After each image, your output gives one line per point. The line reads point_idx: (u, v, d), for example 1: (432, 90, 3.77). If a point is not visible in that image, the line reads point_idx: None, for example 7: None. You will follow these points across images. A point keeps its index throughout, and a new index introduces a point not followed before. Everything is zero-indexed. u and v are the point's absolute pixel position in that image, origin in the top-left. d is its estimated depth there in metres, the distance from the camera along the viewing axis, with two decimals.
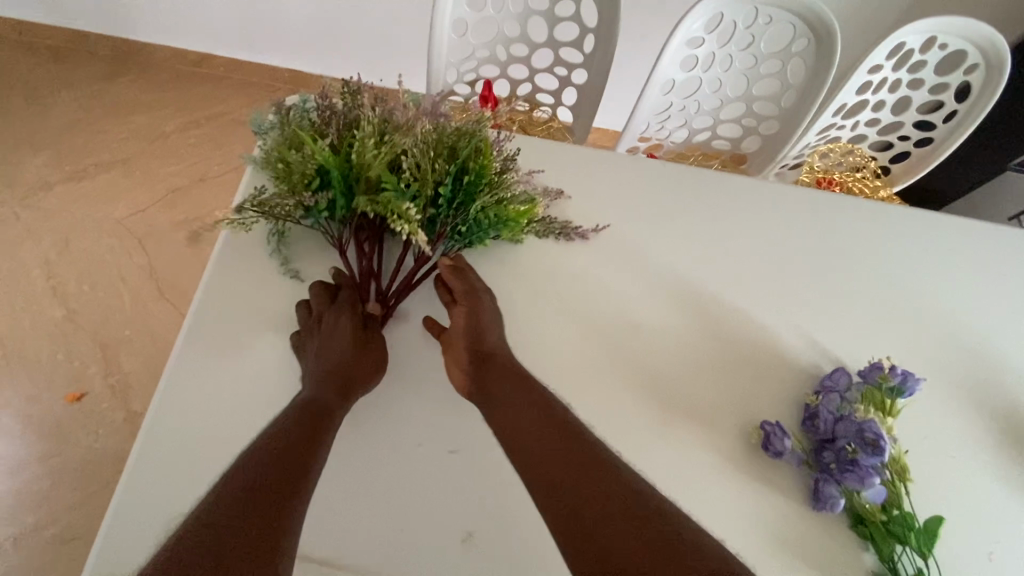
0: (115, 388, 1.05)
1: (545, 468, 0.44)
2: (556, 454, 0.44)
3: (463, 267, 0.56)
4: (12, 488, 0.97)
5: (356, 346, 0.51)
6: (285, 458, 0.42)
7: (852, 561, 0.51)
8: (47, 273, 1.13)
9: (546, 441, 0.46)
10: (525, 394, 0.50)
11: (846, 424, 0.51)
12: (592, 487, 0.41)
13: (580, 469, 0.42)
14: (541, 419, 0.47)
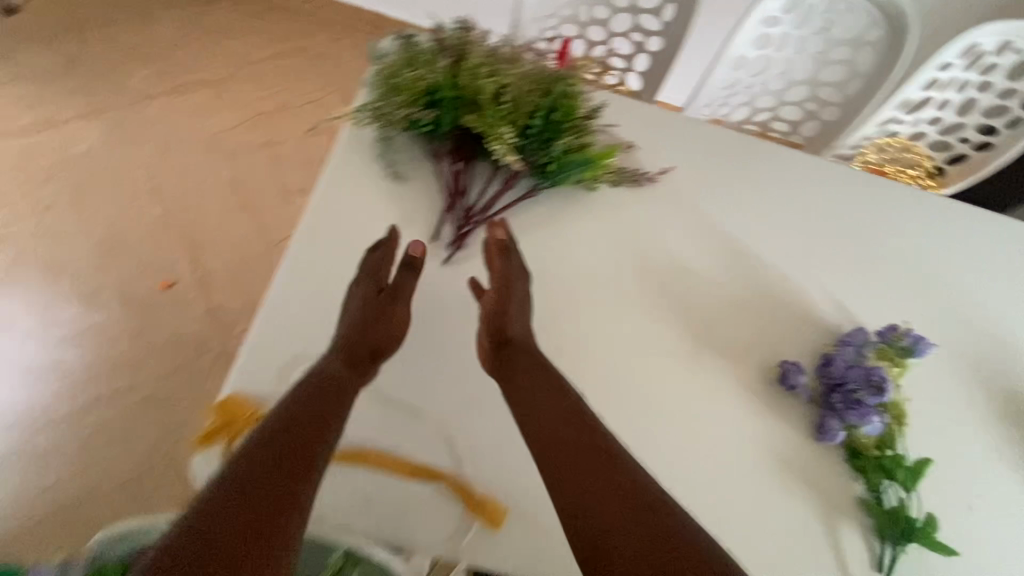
0: (200, 283, 1.18)
1: (555, 449, 0.44)
2: (570, 441, 0.45)
3: (508, 245, 0.56)
4: (110, 354, 1.12)
5: (376, 313, 0.53)
6: (304, 425, 0.42)
7: (844, 485, 0.59)
8: (147, 174, 1.26)
9: (562, 426, 0.46)
10: (546, 379, 0.50)
11: (856, 371, 0.58)
12: (602, 479, 0.41)
13: (593, 460, 0.43)
14: (560, 408, 0.48)
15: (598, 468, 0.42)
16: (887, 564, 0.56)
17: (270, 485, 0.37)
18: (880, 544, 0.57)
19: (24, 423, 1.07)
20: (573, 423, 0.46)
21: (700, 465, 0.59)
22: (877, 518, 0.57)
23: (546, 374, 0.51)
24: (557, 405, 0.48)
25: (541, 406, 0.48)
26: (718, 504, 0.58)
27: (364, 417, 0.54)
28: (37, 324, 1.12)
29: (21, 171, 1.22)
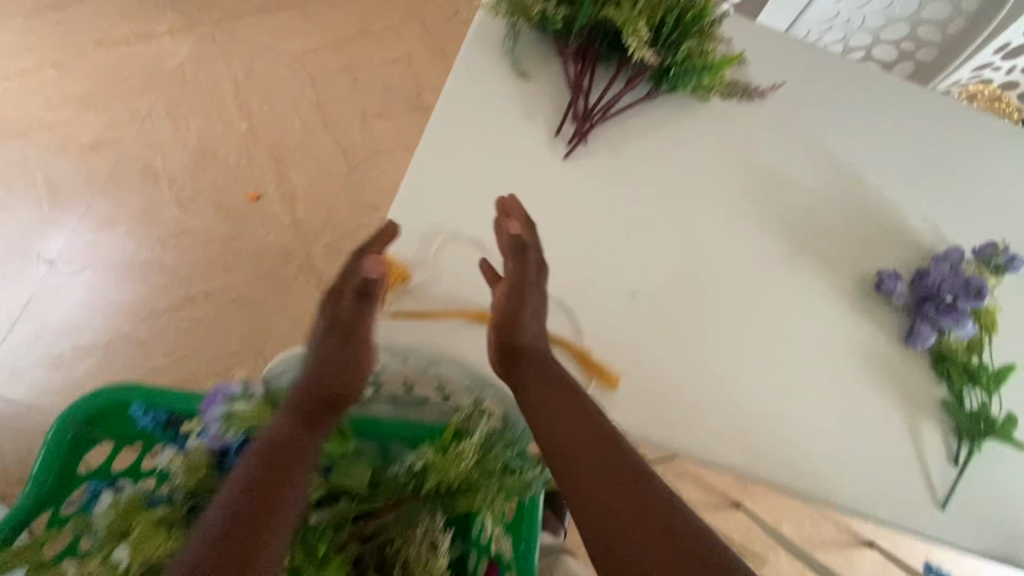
0: (286, 197, 1.24)
1: (581, 474, 0.48)
2: (597, 467, 0.48)
3: (523, 241, 0.56)
4: (203, 257, 1.18)
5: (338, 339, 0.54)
6: (272, 478, 0.44)
7: (928, 389, 0.63)
8: (235, 90, 1.29)
9: (586, 452, 0.49)
10: (571, 400, 0.53)
11: (953, 280, 0.61)
12: (632, 503, 0.45)
13: (625, 483, 0.46)
14: (577, 419, 0.51)
15: (624, 496, 0.46)
16: (962, 460, 0.61)
17: (233, 533, 0.40)
18: (957, 443, 0.61)
19: (120, 314, 1.12)
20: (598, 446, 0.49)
21: (797, 360, 0.62)
22: (956, 417, 0.61)
23: (565, 393, 0.53)
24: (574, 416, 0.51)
25: (562, 427, 0.51)
26: (812, 396, 0.62)
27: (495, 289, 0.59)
28: (135, 226, 1.18)
29: (116, 80, 1.26)
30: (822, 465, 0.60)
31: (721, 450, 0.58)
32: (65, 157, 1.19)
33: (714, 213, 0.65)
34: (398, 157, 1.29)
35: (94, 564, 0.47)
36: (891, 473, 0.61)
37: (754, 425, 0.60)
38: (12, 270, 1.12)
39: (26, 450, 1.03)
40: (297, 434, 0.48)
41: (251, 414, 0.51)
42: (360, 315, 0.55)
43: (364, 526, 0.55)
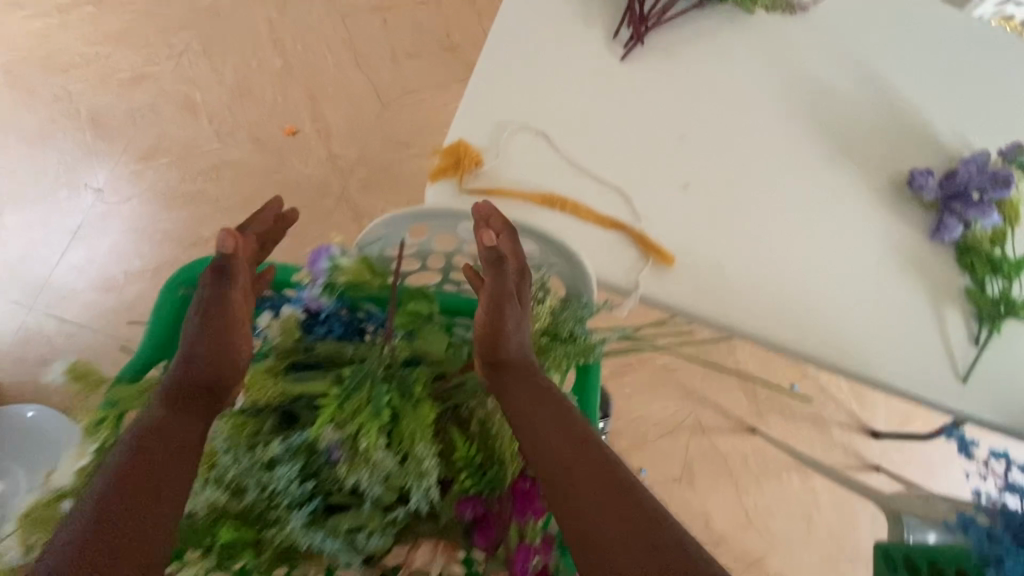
0: (321, 133, 1.27)
1: (568, 489, 0.47)
2: (581, 480, 0.46)
3: (498, 251, 0.54)
4: (244, 190, 1.22)
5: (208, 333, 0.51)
6: (143, 474, 0.43)
7: (952, 279, 0.69)
8: (269, 27, 1.30)
9: (573, 463, 0.48)
10: (556, 411, 0.52)
11: (979, 176, 0.67)
12: (616, 517, 0.43)
13: (611, 496, 0.45)
14: (563, 428, 0.50)
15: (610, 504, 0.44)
16: (983, 340, 0.66)
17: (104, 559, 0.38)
18: (978, 325, 0.67)
19: (167, 242, 1.17)
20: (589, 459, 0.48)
21: (834, 251, 0.67)
22: (978, 302, 0.67)
23: (551, 402, 0.52)
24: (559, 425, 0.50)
25: (547, 434, 0.50)
26: (847, 283, 0.67)
27: (561, 175, 0.63)
28: (178, 159, 1.21)
29: (153, 15, 1.27)
30: (855, 344, 0.66)
31: (766, 326, 0.64)
32: (108, 90, 1.22)
33: (758, 117, 0.69)
34: (429, 97, 1.31)
35: None
36: (917, 352, 0.66)
37: (793, 305, 0.65)
38: (63, 198, 1.16)
39: (85, 367, 1.09)
40: (171, 423, 0.47)
41: (352, 270, 0.56)
42: (218, 294, 0.52)
43: (442, 385, 0.60)
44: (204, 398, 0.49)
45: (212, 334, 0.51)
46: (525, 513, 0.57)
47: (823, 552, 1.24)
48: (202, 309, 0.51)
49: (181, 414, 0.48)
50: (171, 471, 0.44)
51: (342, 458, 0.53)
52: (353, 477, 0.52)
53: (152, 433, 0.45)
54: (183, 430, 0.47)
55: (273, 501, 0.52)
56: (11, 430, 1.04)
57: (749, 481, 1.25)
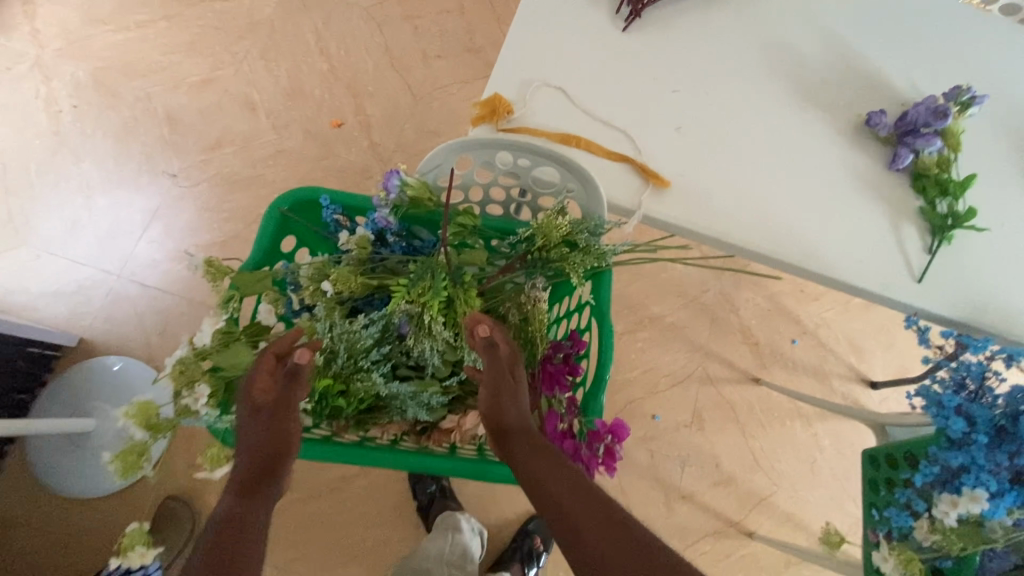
0: (363, 124, 1.45)
1: (575, 532, 0.57)
2: (585, 522, 0.57)
3: (495, 339, 0.65)
4: (297, 174, 1.39)
5: (265, 426, 0.59)
6: (228, 557, 0.52)
7: (907, 201, 0.82)
8: (316, 37, 1.50)
9: (575, 507, 0.58)
10: (557, 464, 0.62)
11: (923, 113, 0.80)
12: (617, 547, 0.55)
13: (620, 539, 0.56)
14: (564, 476, 0.61)
15: (613, 537, 0.56)
16: (934, 249, 0.79)
17: None
18: (932, 238, 0.79)
19: (232, 218, 1.34)
20: (588, 503, 0.59)
21: (804, 181, 0.81)
22: (929, 217, 0.79)
23: (550, 455, 0.62)
24: (560, 474, 0.61)
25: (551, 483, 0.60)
26: (816, 206, 0.81)
27: (577, 121, 0.79)
28: (240, 148, 1.39)
29: (218, 28, 1.47)
30: (823, 254, 0.79)
31: (745, 239, 0.78)
32: (181, 92, 1.42)
33: (738, 75, 0.84)
34: (456, 92, 1.49)
35: (310, 292, 0.68)
36: (878, 261, 0.79)
37: (768, 221, 0.79)
38: (143, 182, 1.35)
39: (162, 324, 1.25)
40: (244, 509, 0.56)
41: (417, 187, 0.69)
42: (278, 394, 0.60)
43: (482, 288, 0.75)
44: (268, 482, 0.59)
45: (264, 423, 0.59)
46: (552, 388, 0.75)
47: (827, 492, 1.33)
48: (255, 407, 0.59)
49: (250, 502, 0.57)
50: (250, 553, 0.53)
51: (410, 332, 0.68)
52: (418, 345, 0.67)
53: (230, 519, 0.55)
54: (254, 516, 0.56)
55: (357, 365, 0.66)
56: (99, 377, 1.19)
57: (755, 427, 1.35)
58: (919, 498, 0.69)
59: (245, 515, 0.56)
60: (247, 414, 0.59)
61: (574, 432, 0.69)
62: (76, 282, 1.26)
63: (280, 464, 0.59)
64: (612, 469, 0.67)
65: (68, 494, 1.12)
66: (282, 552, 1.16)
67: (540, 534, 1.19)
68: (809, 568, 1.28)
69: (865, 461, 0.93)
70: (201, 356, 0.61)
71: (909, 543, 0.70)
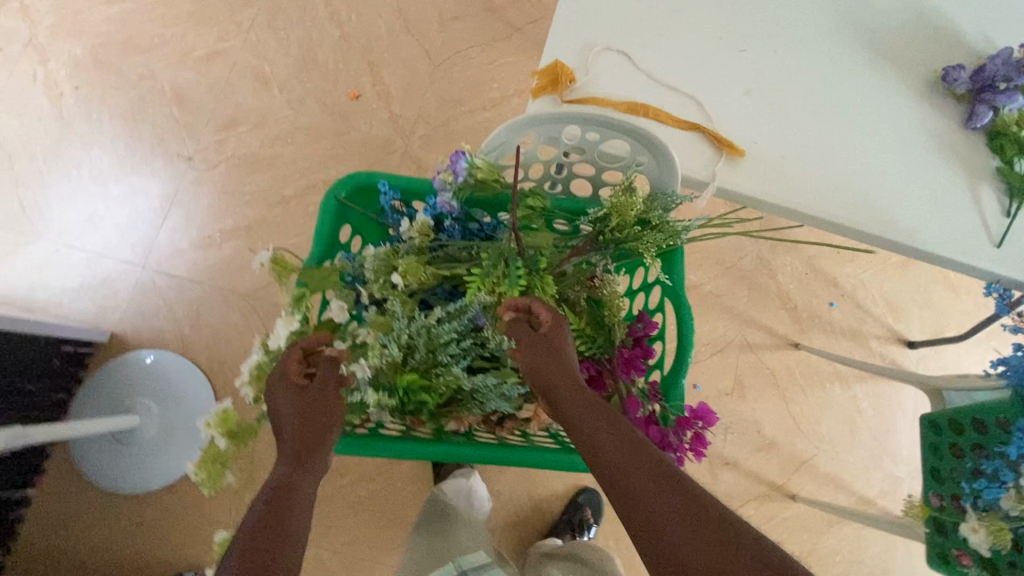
0: (381, 95, 1.37)
1: (630, 495, 0.50)
2: (643, 484, 0.50)
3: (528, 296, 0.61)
4: (316, 151, 1.33)
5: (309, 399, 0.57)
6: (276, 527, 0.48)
7: (983, 161, 0.78)
8: (325, 1, 1.40)
9: (630, 468, 0.51)
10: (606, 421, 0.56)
11: (1002, 68, 0.76)
12: (674, 510, 0.48)
13: (678, 502, 0.48)
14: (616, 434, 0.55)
15: (670, 496, 0.48)
16: (1012, 212, 0.76)
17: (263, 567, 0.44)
18: (1009, 200, 0.77)
19: (255, 202, 1.29)
20: (648, 468, 0.51)
21: (876, 142, 0.77)
22: (1007, 177, 0.76)
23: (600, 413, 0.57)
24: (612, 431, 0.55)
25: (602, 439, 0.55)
26: (890, 169, 0.77)
27: (644, 88, 0.74)
28: (255, 127, 1.32)
29: None
30: (900, 223, 0.76)
31: (822, 208, 0.75)
32: (186, 67, 1.33)
33: (807, 31, 0.79)
34: (476, 56, 1.40)
35: (380, 286, 0.65)
36: (954, 226, 0.76)
37: (843, 188, 0.76)
38: (157, 167, 1.29)
39: (194, 315, 1.22)
40: (298, 479, 0.53)
41: (486, 169, 0.64)
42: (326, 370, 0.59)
43: (558, 272, 0.70)
44: (316, 452, 0.56)
45: (307, 397, 0.57)
46: (630, 372, 0.72)
47: (866, 452, 1.34)
48: (298, 381, 0.58)
49: (299, 472, 0.54)
50: (298, 516, 0.50)
51: (487, 323, 0.66)
52: (496, 337, 0.65)
53: (281, 488, 0.52)
54: (302, 486, 0.53)
55: (437, 359, 0.66)
56: (135, 373, 1.17)
57: (795, 392, 1.36)
58: (1007, 469, 0.70)
59: (293, 487, 0.53)
60: (290, 388, 0.57)
61: (658, 417, 0.69)
62: (101, 275, 1.22)
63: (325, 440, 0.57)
64: (701, 454, 0.66)
65: (120, 490, 1.12)
66: (334, 536, 1.16)
67: (590, 507, 1.21)
68: (850, 527, 1.30)
69: (925, 426, 0.92)
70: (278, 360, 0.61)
71: (995, 512, 0.72)
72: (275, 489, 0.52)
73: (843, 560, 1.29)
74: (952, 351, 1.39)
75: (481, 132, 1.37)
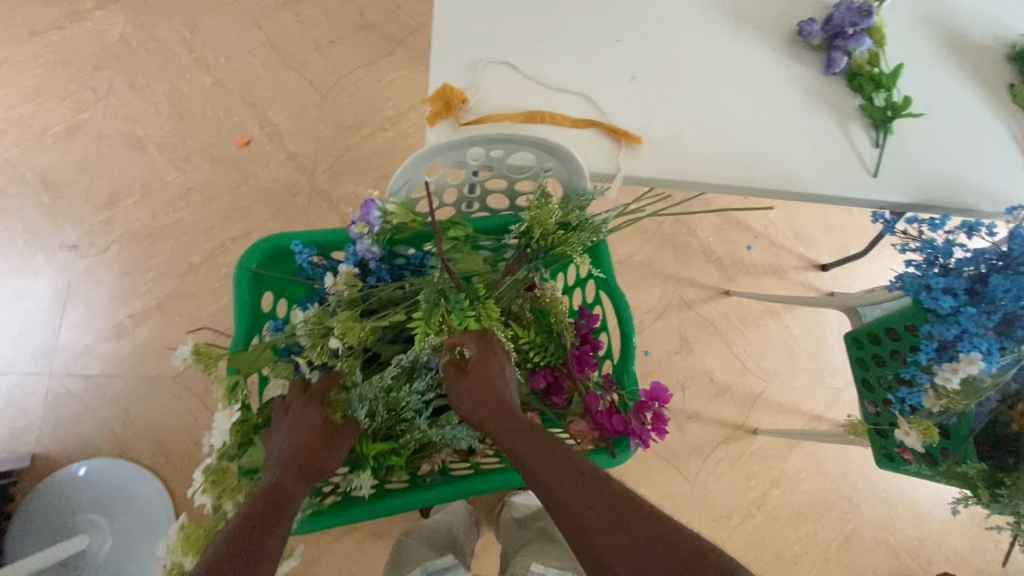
0: (272, 135, 1.29)
1: (560, 500, 0.53)
2: (571, 489, 0.54)
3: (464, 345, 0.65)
4: (214, 208, 1.24)
5: (328, 424, 0.61)
6: (263, 526, 0.51)
7: (848, 101, 0.85)
8: (188, 49, 1.32)
9: (558, 478, 0.55)
10: (534, 438, 0.59)
11: (847, 15, 0.82)
12: (599, 507, 0.51)
13: (603, 500, 0.52)
14: (545, 448, 0.58)
15: (591, 499, 0.52)
16: (881, 141, 0.83)
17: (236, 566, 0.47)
18: (876, 131, 0.83)
19: (162, 276, 1.20)
20: (575, 472, 0.55)
21: (755, 102, 0.82)
22: (871, 112, 0.83)
23: (532, 433, 0.60)
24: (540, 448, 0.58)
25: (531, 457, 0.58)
26: (772, 125, 0.82)
27: (535, 95, 0.75)
28: (141, 197, 1.23)
29: (66, 64, 1.28)
30: (791, 174, 0.81)
31: (721, 174, 0.78)
32: (48, 148, 1.23)
33: (671, 12, 0.83)
34: (363, 77, 1.34)
35: (316, 351, 0.62)
36: (836, 166, 0.82)
37: (737, 150, 0.80)
38: (40, 263, 1.18)
39: (122, 411, 1.13)
40: (293, 489, 0.56)
41: (399, 212, 0.63)
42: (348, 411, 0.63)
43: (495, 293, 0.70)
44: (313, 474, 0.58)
45: (323, 421, 0.61)
46: (584, 369, 0.74)
47: (809, 373, 1.45)
48: (322, 399, 0.62)
49: (296, 483, 0.56)
50: (282, 526, 0.52)
51: (441, 363, 0.68)
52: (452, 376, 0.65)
53: (280, 493, 0.54)
54: (294, 498, 0.55)
55: (401, 416, 0.68)
56: (73, 490, 1.08)
57: (735, 335, 1.45)
58: (923, 373, 0.80)
59: (286, 495, 0.55)
60: (314, 403, 0.62)
61: (617, 406, 0.72)
62: (4, 394, 1.12)
63: (322, 467, 0.59)
64: (663, 432, 0.70)
65: None
66: None
67: None
68: (809, 444, 1.42)
69: (849, 342, 0.99)
70: (227, 457, 0.60)
71: (922, 413, 0.82)
72: (277, 489, 0.55)
73: (809, 476, 1.40)
74: (863, 266, 1.51)
75: (387, 152, 1.31)
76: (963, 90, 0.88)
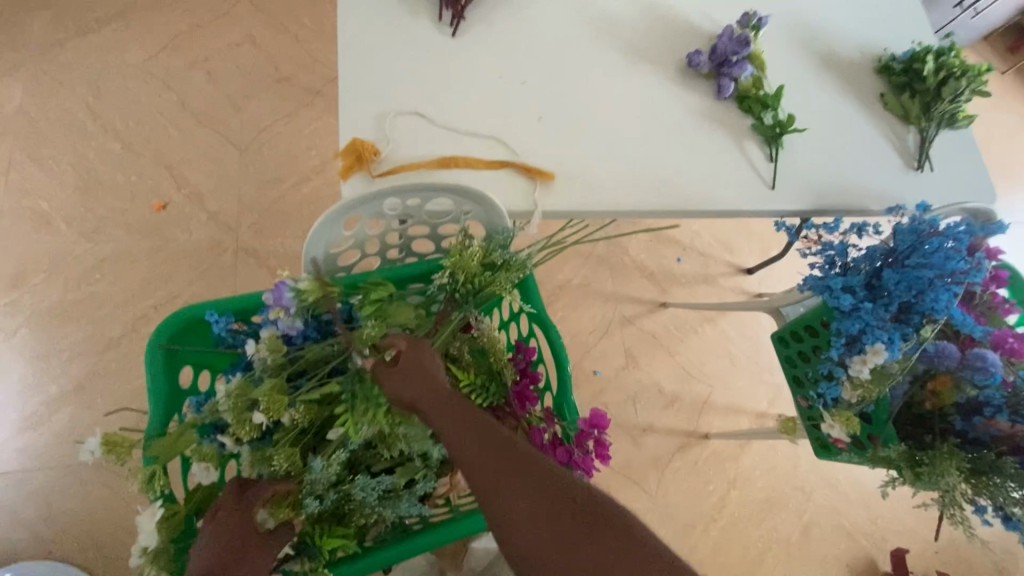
0: (191, 197, 1.25)
1: (493, 488, 0.54)
2: (506, 480, 0.54)
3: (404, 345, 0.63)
4: (132, 277, 1.18)
5: (249, 535, 0.56)
6: None
7: (741, 121, 0.91)
8: (92, 115, 1.27)
9: (494, 468, 0.55)
10: (467, 423, 0.57)
11: (727, 45, 0.89)
12: (535, 497, 0.53)
13: (538, 488, 0.53)
14: (479, 436, 0.56)
15: (526, 493, 0.53)
16: (774, 156, 0.89)
17: None
18: (769, 147, 0.90)
19: (78, 355, 1.12)
20: (510, 460, 0.55)
21: (656, 131, 0.87)
22: (761, 130, 0.89)
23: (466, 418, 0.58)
24: (475, 436, 0.56)
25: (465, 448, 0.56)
26: (674, 150, 0.87)
27: (445, 142, 0.77)
28: (50, 274, 1.16)
29: None
30: (696, 195, 0.86)
31: (632, 200, 0.82)
32: None
33: (568, 54, 0.87)
34: (283, 129, 1.32)
35: (239, 426, 0.60)
36: (736, 184, 0.88)
37: (644, 177, 0.84)
38: None
39: (43, 507, 1.04)
40: None
41: (313, 288, 0.62)
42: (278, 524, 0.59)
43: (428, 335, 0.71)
44: None
45: (242, 533, 0.56)
46: (526, 405, 0.75)
47: (750, 374, 1.51)
48: (246, 508, 0.58)
49: None
50: None
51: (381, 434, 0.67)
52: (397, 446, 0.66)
53: None
54: None
55: (347, 493, 0.65)
56: None
57: (677, 345, 1.50)
58: (838, 367, 0.85)
59: None
60: (237, 512, 0.57)
61: (561, 437, 0.73)
62: None
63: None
64: (606, 458, 0.72)
65: None
66: None
67: None
68: (758, 442, 1.47)
69: (777, 343, 1.04)
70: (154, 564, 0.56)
71: (843, 404, 0.86)
72: None
73: (762, 473, 1.45)
74: (786, 265, 1.59)
75: (314, 202, 1.28)
76: (840, 104, 0.97)
